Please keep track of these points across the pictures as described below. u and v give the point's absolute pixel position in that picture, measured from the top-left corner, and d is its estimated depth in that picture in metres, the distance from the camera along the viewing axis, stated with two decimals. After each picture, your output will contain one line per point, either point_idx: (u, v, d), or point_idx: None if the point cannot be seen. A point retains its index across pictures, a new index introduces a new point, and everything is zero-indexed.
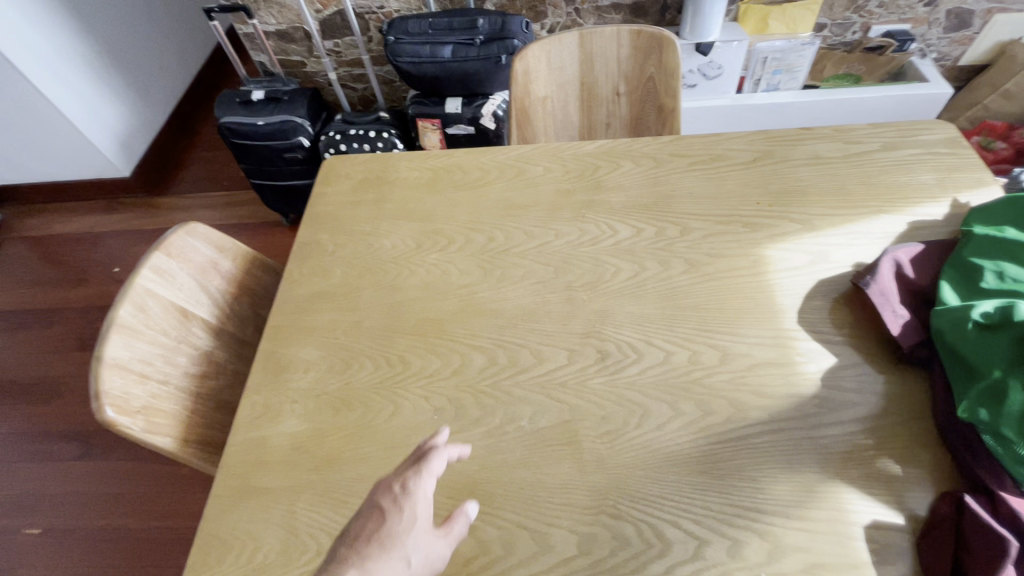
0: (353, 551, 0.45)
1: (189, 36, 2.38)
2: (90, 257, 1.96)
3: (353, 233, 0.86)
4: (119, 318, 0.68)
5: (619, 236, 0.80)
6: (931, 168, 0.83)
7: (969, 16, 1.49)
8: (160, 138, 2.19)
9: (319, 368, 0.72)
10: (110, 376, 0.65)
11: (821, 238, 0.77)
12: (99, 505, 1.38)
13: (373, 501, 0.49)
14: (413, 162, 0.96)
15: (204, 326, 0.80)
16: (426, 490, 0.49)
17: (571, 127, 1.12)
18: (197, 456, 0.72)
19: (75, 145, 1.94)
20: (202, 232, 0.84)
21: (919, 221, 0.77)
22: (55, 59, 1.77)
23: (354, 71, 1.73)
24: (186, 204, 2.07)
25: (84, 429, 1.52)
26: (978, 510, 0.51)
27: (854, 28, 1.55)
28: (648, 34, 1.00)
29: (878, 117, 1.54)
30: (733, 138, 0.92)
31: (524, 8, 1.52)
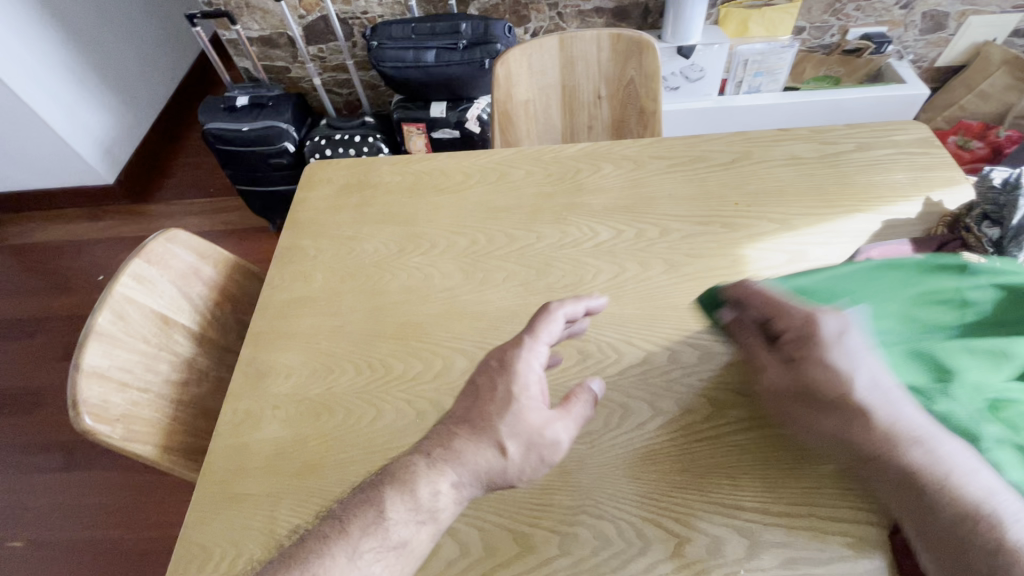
0: (462, 424, 0.56)
1: (173, 42, 2.37)
2: (74, 265, 1.94)
3: (335, 238, 0.86)
4: (97, 326, 0.68)
5: (600, 237, 0.81)
6: (904, 167, 0.85)
7: (943, 19, 1.52)
8: (145, 145, 2.17)
9: (301, 373, 0.71)
10: (88, 384, 0.64)
11: (798, 237, 0.78)
12: (83, 516, 1.36)
13: (487, 362, 0.60)
14: (396, 166, 0.96)
15: (186, 333, 0.80)
16: (540, 350, 0.59)
17: (553, 130, 1.12)
18: (178, 464, 0.72)
19: (58, 153, 1.92)
20: (183, 238, 0.84)
21: (892, 219, 0.78)
22: (38, 66, 1.76)
23: (339, 76, 1.73)
24: (172, 211, 2.06)
25: (68, 439, 1.50)
26: None
27: (832, 30, 1.57)
28: (627, 38, 1.01)
29: (857, 118, 1.57)
30: (712, 139, 0.93)
31: (507, 12, 1.53)
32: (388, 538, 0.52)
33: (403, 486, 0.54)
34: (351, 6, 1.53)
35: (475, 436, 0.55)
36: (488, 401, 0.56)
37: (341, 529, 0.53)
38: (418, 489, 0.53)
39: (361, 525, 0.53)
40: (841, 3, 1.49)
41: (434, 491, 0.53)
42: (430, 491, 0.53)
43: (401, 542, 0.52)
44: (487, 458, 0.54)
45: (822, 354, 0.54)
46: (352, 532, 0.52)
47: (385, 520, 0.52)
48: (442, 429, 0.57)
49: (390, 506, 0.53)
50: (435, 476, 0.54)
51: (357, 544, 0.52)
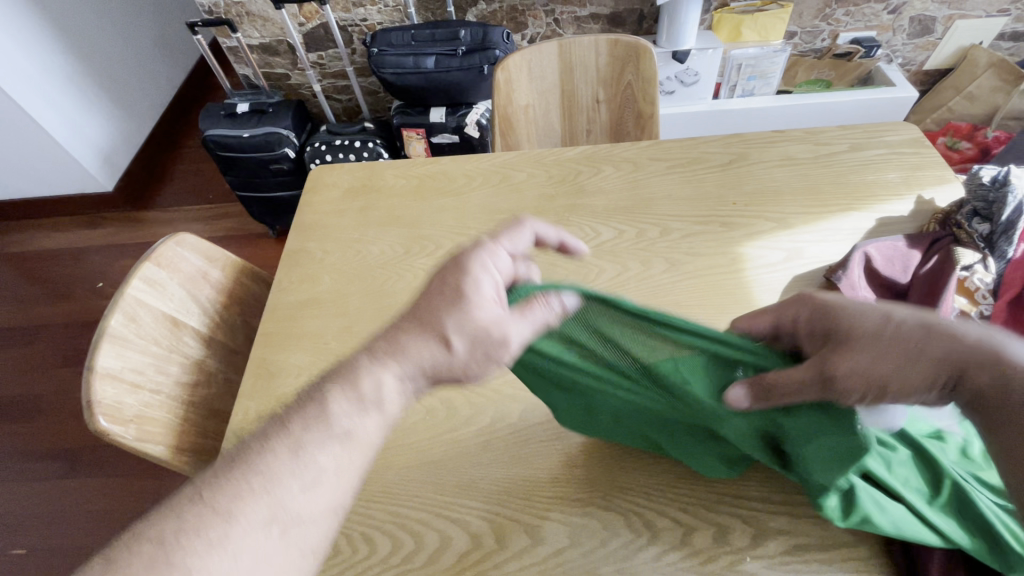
0: (413, 323, 0.61)
1: (170, 50, 2.38)
2: (73, 273, 1.93)
3: (341, 240, 0.88)
4: (110, 328, 0.69)
5: (602, 237, 0.83)
6: (896, 166, 0.87)
7: (931, 23, 1.56)
8: (143, 152, 2.18)
9: (311, 372, 0.73)
10: (102, 385, 0.65)
11: (794, 235, 0.80)
12: (85, 523, 1.35)
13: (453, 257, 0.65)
14: (399, 169, 0.98)
15: (195, 335, 0.81)
16: (501, 251, 0.65)
17: (553, 133, 1.15)
18: (190, 464, 0.72)
19: (57, 160, 1.93)
20: (191, 242, 0.85)
21: (886, 217, 0.81)
22: (38, 75, 1.77)
23: (338, 82, 1.75)
24: (171, 217, 2.06)
25: (69, 446, 1.50)
26: None
27: (823, 35, 1.61)
28: (625, 43, 1.03)
29: (848, 120, 1.60)
30: (709, 141, 0.95)
31: (505, 19, 1.56)
32: (332, 430, 0.55)
33: (347, 382, 0.58)
34: (350, 14, 1.55)
35: (409, 333, 0.60)
36: (440, 296, 0.62)
37: (284, 427, 0.55)
38: (362, 389, 0.58)
39: (308, 423, 0.55)
40: (831, 8, 1.53)
41: (381, 385, 0.58)
42: (376, 386, 0.58)
43: (345, 433, 0.56)
44: (430, 352, 0.60)
45: (846, 329, 0.46)
46: (293, 430, 0.55)
47: (329, 414, 0.56)
48: (379, 340, 0.62)
49: (334, 405, 0.57)
50: (377, 377, 0.58)
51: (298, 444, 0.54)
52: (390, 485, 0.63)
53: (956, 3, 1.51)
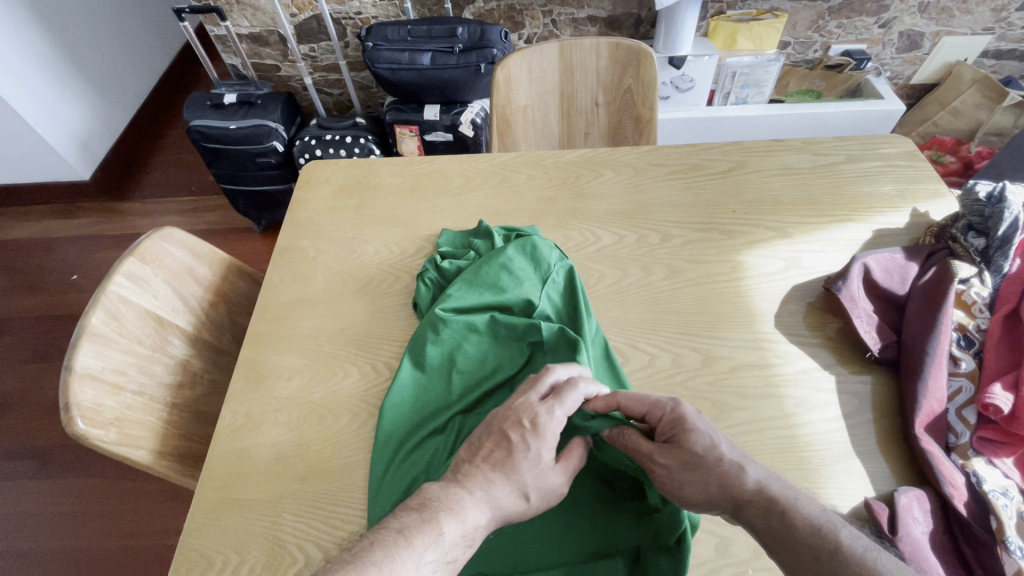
0: (477, 468, 0.54)
1: (153, 35, 2.31)
2: (45, 264, 1.86)
3: (336, 239, 0.85)
4: (90, 326, 0.65)
5: (602, 242, 0.82)
6: (892, 179, 0.88)
7: (919, 38, 1.59)
8: (123, 142, 2.11)
9: (303, 376, 0.70)
10: (81, 386, 0.62)
11: (793, 245, 0.80)
12: (52, 527, 1.29)
13: None
14: (396, 167, 0.96)
15: (181, 336, 0.78)
16: None
17: (551, 134, 1.13)
18: (173, 468, 0.69)
19: (30, 147, 1.85)
20: (178, 237, 0.82)
21: (883, 229, 0.82)
22: (14, 57, 1.69)
23: (329, 76, 1.72)
24: (151, 209, 2.00)
25: (37, 446, 1.43)
26: (916, 498, 0.56)
27: (815, 46, 1.63)
28: (626, 47, 1.02)
29: (837, 131, 1.62)
30: (709, 148, 0.95)
31: (502, 18, 1.55)
32: None
33: (455, 510, 0.50)
34: (345, 6, 1.51)
35: None
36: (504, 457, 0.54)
37: (405, 538, 0.48)
38: (470, 516, 0.51)
39: (422, 537, 0.48)
40: (825, 19, 1.55)
41: None
42: (477, 526, 0.51)
43: (453, 558, 0.49)
44: (510, 500, 0.53)
45: None
46: (415, 540, 0.48)
47: (442, 536, 0.49)
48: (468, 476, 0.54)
49: (445, 528, 0.49)
50: (481, 509, 0.52)
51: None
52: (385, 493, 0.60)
53: (944, 20, 1.54)
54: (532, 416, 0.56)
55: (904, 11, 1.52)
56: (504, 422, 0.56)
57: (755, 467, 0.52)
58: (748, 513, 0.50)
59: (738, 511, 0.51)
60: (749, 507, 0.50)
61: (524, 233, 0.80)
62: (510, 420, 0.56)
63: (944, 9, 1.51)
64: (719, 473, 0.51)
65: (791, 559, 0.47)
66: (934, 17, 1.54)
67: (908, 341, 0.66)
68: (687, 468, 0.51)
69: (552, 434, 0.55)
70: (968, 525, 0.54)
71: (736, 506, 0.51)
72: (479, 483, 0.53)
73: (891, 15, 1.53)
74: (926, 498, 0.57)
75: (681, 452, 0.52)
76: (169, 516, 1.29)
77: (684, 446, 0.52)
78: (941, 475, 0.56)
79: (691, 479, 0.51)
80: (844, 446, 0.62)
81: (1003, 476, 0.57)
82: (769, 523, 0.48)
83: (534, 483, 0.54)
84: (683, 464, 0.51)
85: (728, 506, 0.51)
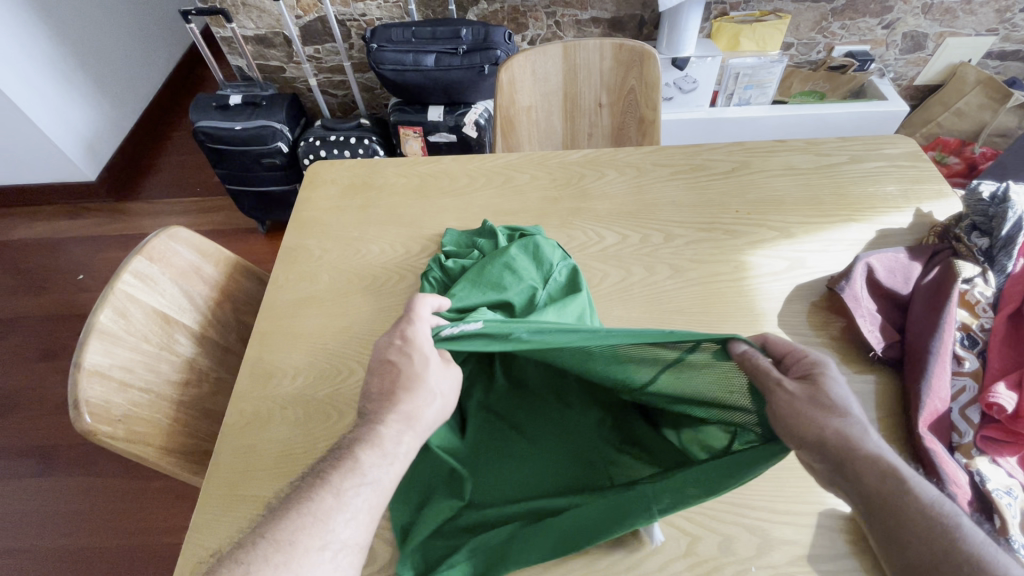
0: (387, 398, 0.56)
1: (159, 37, 2.33)
2: (52, 264, 1.87)
3: (341, 238, 0.86)
4: (99, 323, 0.66)
5: (606, 242, 0.82)
6: (895, 179, 0.88)
7: (922, 39, 1.59)
8: (129, 143, 2.12)
9: (308, 374, 0.71)
10: (89, 382, 0.62)
11: (797, 244, 0.81)
12: (59, 524, 1.30)
13: None
14: (401, 167, 0.97)
15: (187, 334, 0.78)
16: None
17: (554, 135, 1.14)
18: (180, 465, 0.70)
19: (37, 148, 1.86)
20: (185, 236, 0.83)
21: (887, 229, 0.82)
22: (21, 58, 1.70)
23: (334, 77, 1.73)
24: (156, 209, 2.01)
25: (44, 444, 1.44)
26: None
27: (819, 47, 1.63)
28: (629, 48, 1.03)
29: (841, 132, 1.62)
30: (712, 148, 0.95)
31: (505, 19, 1.56)
32: None
33: (368, 441, 0.53)
34: (350, 8, 1.53)
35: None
36: (394, 378, 0.57)
37: (323, 478, 0.50)
38: (388, 441, 0.53)
39: (340, 473, 0.50)
40: (828, 21, 1.55)
41: None
42: (399, 444, 0.53)
43: (376, 480, 0.51)
44: (427, 405, 0.55)
45: None
46: (334, 478, 0.50)
47: (362, 468, 0.51)
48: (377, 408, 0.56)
49: (362, 459, 0.51)
50: (398, 429, 0.54)
51: (327, 518, 0.48)
52: None
53: (948, 21, 1.54)
54: (400, 334, 0.59)
55: (908, 12, 1.52)
56: (381, 352, 0.59)
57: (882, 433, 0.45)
58: (861, 474, 0.43)
59: (848, 467, 0.43)
60: (861, 459, 0.43)
61: (528, 233, 0.81)
62: (384, 347, 0.59)
63: (947, 10, 1.51)
64: (841, 424, 0.45)
65: (892, 526, 0.41)
66: (937, 19, 1.54)
67: (913, 340, 0.66)
68: (817, 405, 0.45)
69: (422, 333, 0.59)
70: None
71: (845, 462, 0.44)
72: (389, 411, 0.55)
73: (894, 16, 1.53)
74: None
75: (812, 386, 0.46)
76: (175, 514, 1.30)
77: (817, 386, 0.46)
78: (947, 475, 0.56)
79: (815, 417, 0.44)
80: None
81: (1007, 475, 0.57)
82: (884, 487, 0.42)
83: (437, 379, 0.56)
84: (811, 399, 0.45)
85: (835, 458, 0.44)
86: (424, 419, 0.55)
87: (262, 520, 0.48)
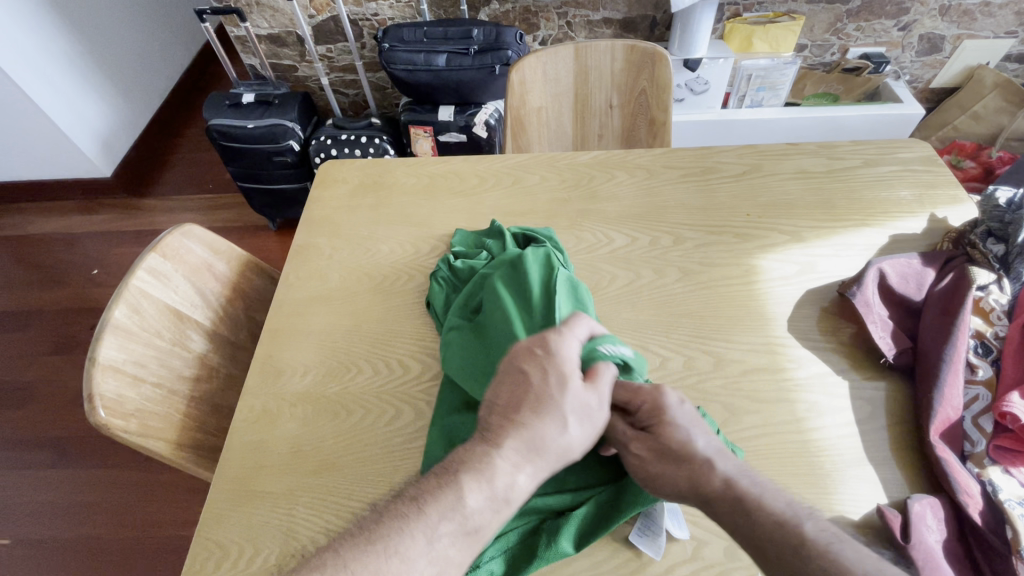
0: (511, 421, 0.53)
1: (174, 35, 2.35)
2: (68, 259, 1.90)
3: (351, 237, 0.87)
4: (113, 319, 0.67)
5: (615, 244, 0.82)
6: (909, 184, 0.87)
7: (939, 41, 1.57)
8: (144, 140, 2.15)
9: (316, 372, 0.71)
10: (104, 377, 0.63)
11: (808, 249, 0.80)
12: (72, 515, 1.32)
13: None
14: (411, 167, 0.98)
15: (199, 330, 0.79)
16: None
17: (564, 136, 1.14)
18: (190, 460, 0.71)
19: (54, 144, 1.89)
20: (198, 233, 0.84)
21: (899, 234, 0.81)
22: (39, 56, 1.73)
23: (346, 76, 1.74)
24: (170, 206, 2.04)
25: (58, 436, 1.47)
26: (931, 506, 0.55)
27: (833, 49, 1.61)
28: (641, 50, 1.02)
29: (854, 135, 1.60)
30: (724, 151, 0.95)
31: (517, 20, 1.56)
32: None
33: (479, 472, 0.50)
34: (362, 8, 1.53)
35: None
36: (525, 397, 0.53)
37: (418, 509, 0.49)
38: (498, 476, 0.50)
39: (436, 507, 0.49)
40: (843, 22, 1.53)
41: None
42: (513, 481, 0.50)
43: (475, 527, 0.49)
44: (553, 435, 0.52)
45: None
46: (428, 510, 0.49)
47: (465, 506, 0.49)
48: (499, 428, 0.53)
49: (465, 492, 0.50)
50: (516, 465, 0.51)
51: (414, 557, 0.47)
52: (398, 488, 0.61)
53: (965, 23, 1.52)
54: (542, 344, 0.55)
55: (924, 13, 1.50)
56: (516, 359, 0.55)
57: (726, 464, 0.53)
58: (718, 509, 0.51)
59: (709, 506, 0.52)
60: (720, 504, 0.51)
61: (537, 234, 0.80)
62: (522, 354, 0.56)
63: (965, 12, 1.49)
64: (693, 470, 0.53)
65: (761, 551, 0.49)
66: (955, 20, 1.52)
67: (925, 347, 0.65)
68: (664, 458, 0.53)
69: (570, 355, 0.55)
70: (984, 534, 0.54)
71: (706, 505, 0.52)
72: (510, 435, 0.52)
73: (910, 17, 1.51)
74: (940, 506, 0.56)
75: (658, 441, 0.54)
76: (185, 508, 1.31)
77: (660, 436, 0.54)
78: (956, 483, 0.56)
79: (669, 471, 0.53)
80: (861, 452, 0.61)
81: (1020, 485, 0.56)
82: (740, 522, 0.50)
83: (573, 413, 0.53)
84: (659, 454, 0.54)
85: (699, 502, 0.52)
86: (549, 452, 0.52)
87: (336, 548, 0.48)
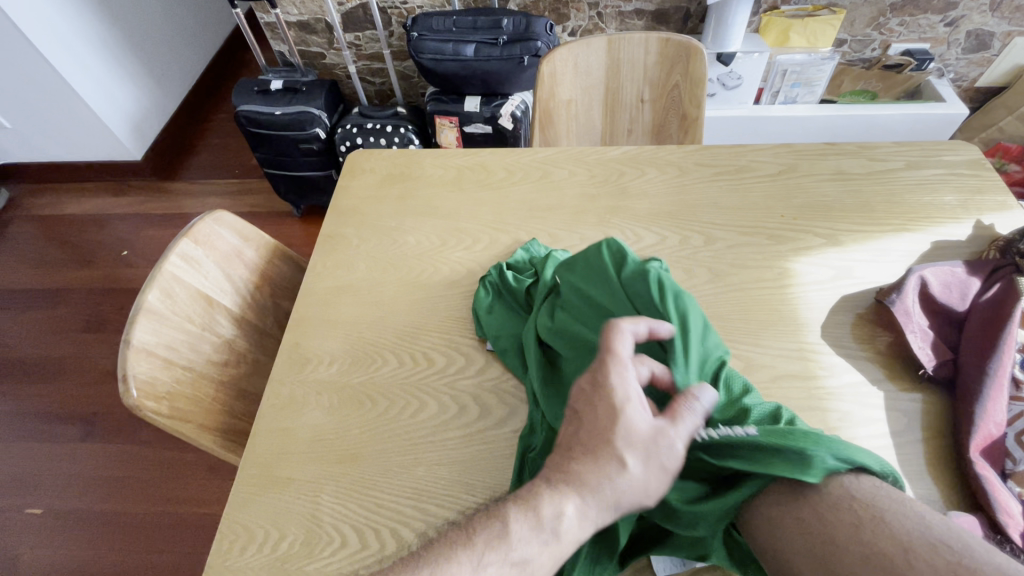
0: (567, 459, 0.50)
1: (205, 20, 2.38)
2: (99, 239, 1.95)
3: (379, 228, 0.87)
4: (147, 303, 0.68)
5: (644, 242, 0.81)
6: (954, 189, 0.84)
7: (988, 38, 1.50)
8: (174, 124, 2.18)
9: (342, 361, 0.72)
10: (137, 360, 0.65)
11: (844, 253, 0.78)
12: (100, 489, 1.37)
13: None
14: (438, 159, 0.97)
15: (227, 316, 0.80)
16: None
17: (593, 131, 1.12)
18: (218, 443, 0.72)
19: (89, 126, 1.93)
20: (229, 220, 0.85)
21: (942, 241, 0.78)
22: (74, 39, 1.75)
23: (373, 65, 1.74)
24: (198, 190, 2.07)
25: (87, 411, 1.51)
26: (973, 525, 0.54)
27: (874, 45, 1.55)
28: (676, 43, 1.00)
29: (891, 134, 1.55)
30: (759, 150, 0.92)
31: (547, 10, 1.53)
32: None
33: (526, 503, 0.49)
34: None
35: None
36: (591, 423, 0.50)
37: (467, 538, 0.49)
38: (546, 508, 0.48)
39: (484, 536, 0.49)
40: (886, 17, 1.47)
41: None
42: (558, 523, 0.47)
43: (522, 559, 0.47)
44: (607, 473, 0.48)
45: None
46: (477, 540, 0.49)
47: (509, 538, 0.48)
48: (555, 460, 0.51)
49: (513, 525, 0.48)
50: (561, 501, 0.48)
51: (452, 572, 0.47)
52: (422, 480, 0.61)
53: (1017, 20, 1.45)
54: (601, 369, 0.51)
55: (973, 8, 1.44)
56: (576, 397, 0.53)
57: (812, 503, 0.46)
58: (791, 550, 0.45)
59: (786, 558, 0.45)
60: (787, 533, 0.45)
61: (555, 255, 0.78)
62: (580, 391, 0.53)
63: (1018, 8, 1.42)
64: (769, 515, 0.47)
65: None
66: (1006, 16, 1.45)
67: (967, 359, 0.63)
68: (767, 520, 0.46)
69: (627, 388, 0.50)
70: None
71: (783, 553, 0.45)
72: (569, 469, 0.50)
73: (958, 13, 1.45)
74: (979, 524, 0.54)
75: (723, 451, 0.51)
76: (208, 486, 1.35)
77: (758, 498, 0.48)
78: (997, 501, 0.54)
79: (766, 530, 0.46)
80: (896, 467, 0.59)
81: None
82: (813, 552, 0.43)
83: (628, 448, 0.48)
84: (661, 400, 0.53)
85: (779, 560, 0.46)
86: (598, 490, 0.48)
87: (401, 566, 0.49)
